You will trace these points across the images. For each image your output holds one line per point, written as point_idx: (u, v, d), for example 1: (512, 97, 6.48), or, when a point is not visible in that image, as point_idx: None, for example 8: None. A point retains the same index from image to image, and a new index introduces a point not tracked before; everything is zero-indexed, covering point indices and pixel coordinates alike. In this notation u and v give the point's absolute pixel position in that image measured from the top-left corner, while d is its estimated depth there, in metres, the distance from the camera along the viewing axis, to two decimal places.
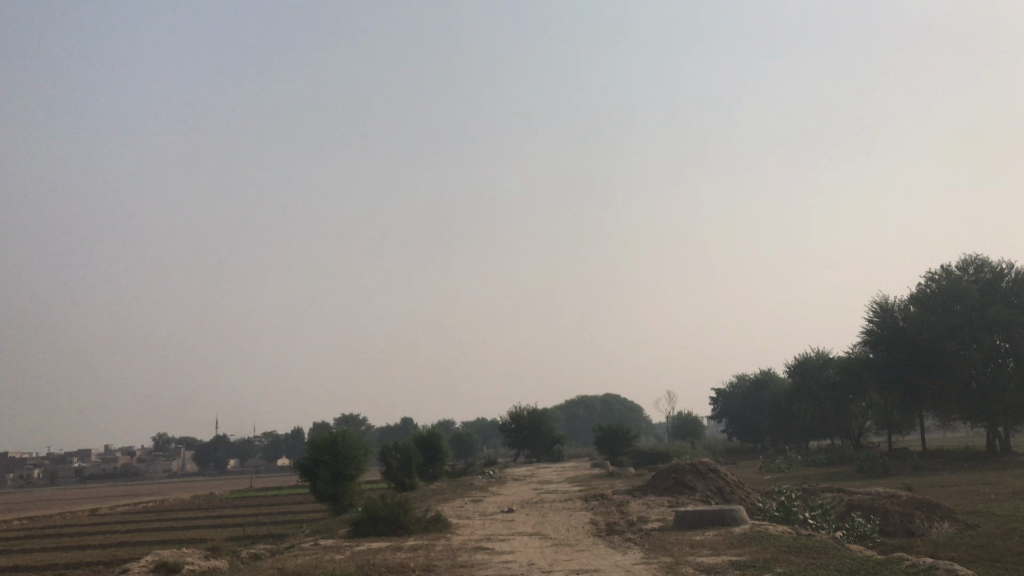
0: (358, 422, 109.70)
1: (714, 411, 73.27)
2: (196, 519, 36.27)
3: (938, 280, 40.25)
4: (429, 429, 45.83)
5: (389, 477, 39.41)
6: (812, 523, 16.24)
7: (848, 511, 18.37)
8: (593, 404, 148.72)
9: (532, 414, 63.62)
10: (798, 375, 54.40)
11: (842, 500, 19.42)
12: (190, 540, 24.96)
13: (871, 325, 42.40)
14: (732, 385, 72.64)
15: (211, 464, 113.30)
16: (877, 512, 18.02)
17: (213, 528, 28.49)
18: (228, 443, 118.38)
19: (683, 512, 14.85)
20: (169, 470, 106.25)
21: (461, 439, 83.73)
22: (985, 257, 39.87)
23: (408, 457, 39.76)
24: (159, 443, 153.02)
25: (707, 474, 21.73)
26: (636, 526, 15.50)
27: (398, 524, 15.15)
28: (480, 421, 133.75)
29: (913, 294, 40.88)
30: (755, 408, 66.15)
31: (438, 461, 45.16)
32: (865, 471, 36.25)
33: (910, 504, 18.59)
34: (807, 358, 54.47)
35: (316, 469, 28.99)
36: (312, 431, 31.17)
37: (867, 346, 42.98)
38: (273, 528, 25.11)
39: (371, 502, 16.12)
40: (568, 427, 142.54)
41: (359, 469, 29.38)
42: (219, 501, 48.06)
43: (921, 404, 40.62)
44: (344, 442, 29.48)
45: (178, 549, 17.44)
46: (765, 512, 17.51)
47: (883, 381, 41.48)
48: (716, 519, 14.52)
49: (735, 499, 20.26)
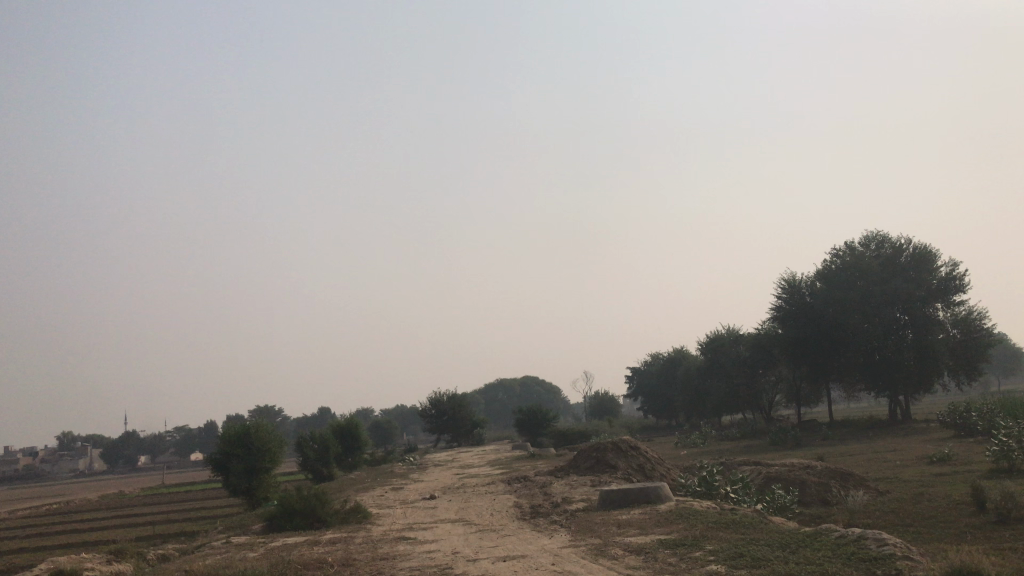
0: (275, 414, 107.37)
1: (630, 389, 74.28)
2: (103, 520, 34.61)
3: (843, 256, 41.52)
4: (347, 417, 44.95)
5: (307, 468, 38.45)
6: (734, 497, 16.38)
7: (767, 483, 18.63)
8: (512, 387, 149.33)
9: (451, 399, 63.20)
10: (710, 351, 55.47)
11: (760, 472, 19.70)
12: (95, 543, 23.67)
13: (780, 301, 43.39)
14: (647, 363, 73.72)
15: (120, 462, 109.25)
16: (794, 483, 18.30)
17: (120, 530, 27.17)
18: (138, 440, 114.24)
19: (607, 492, 14.70)
20: (76, 470, 101.93)
21: (381, 427, 82.71)
22: (886, 233, 41.32)
23: (326, 446, 38.81)
24: (64, 441, 146.73)
25: (628, 452, 21.76)
26: (560, 507, 15.31)
27: (315, 517, 14.56)
28: (399, 408, 132.75)
29: (819, 270, 42.02)
30: (669, 386, 67.29)
31: (356, 449, 44.36)
32: (777, 443, 37.19)
33: (825, 473, 18.95)
34: (718, 335, 55.55)
35: (228, 462, 27.92)
36: (224, 424, 30.06)
37: (775, 322, 44.03)
38: (184, 526, 24.07)
39: (286, 495, 15.45)
40: (487, 411, 142.80)
41: (274, 461, 28.46)
42: (128, 500, 46.10)
43: (827, 376, 41.88)
44: (257, 434, 28.50)
45: (78, 554, 16.40)
46: (687, 488, 17.56)
47: (791, 355, 42.57)
48: (641, 497, 14.43)
49: (656, 476, 20.33)
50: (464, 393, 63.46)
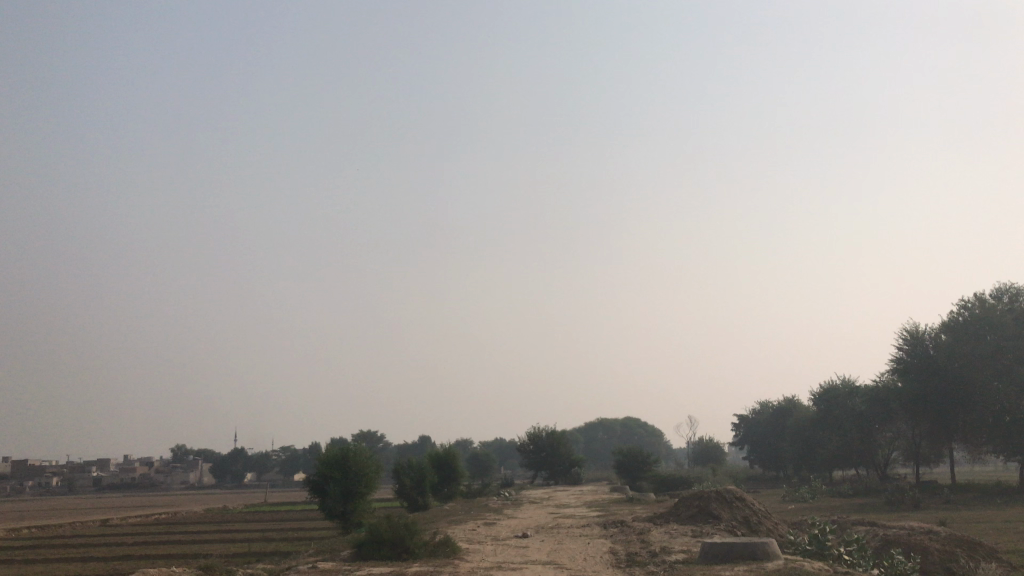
0: (377, 440, 108.94)
1: (735, 437, 71.71)
2: (206, 533, 35.44)
3: (971, 309, 38.94)
4: (445, 448, 44.91)
5: (402, 495, 38.44)
6: (848, 559, 15.20)
7: (885, 547, 17.24)
8: (612, 428, 146.99)
9: (551, 435, 62.55)
10: (822, 404, 52.88)
11: (877, 534, 18.27)
12: (194, 555, 24.15)
13: (901, 353, 40.91)
14: (754, 411, 71.06)
15: (228, 477, 112.88)
16: (915, 549, 16.86)
17: (219, 544, 27.72)
18: (247, 457, 117.99)
19: (709, 544, 13.82)
20: (187, 482, 105.88)
21: (479, 459, 82.60)
22: (1020, 285, 38.64)
23: (422, 475, 38.71)
24: (179, 453, 153.19)
25: (733, 503, 20.64)
26: (658, 557, 14.51)
27: (403, 548, 14.24)
28: (499, 441, 132.72)
29: (945, 323, 39.52)
30: (778, 436, 64.59)
31: (453, 481, 44.18)
32: (893, 503, 34.92)
33: (950, 541, 17.40)
34: (833, 386, 53.00)
35: (326, 485, 28.11)
36: (325, 446, 30.40)
37: (895, 375, 41.53)
38: (280, 546, 24.29)
39: (375, 522, 15.18)
40: (586, 450, 141.02)
41: (370, 486, 28.51)
42: (232, 515, 47.23)
43: (951, 436, 39.15)
44: (355, 458, 28.64)
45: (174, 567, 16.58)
46: (796, 546, 16.40)
47: (911, 411, 40.00)
48: (746, 553, 13.50)
49: (763, 531, 19.16)
50: (564, 430, 62.68)
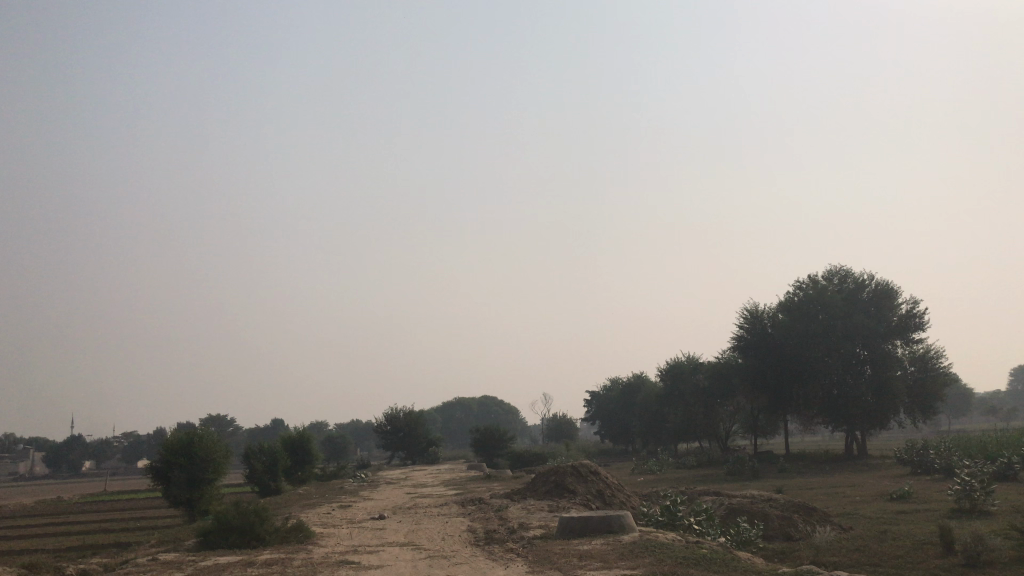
0: (227, 424, 104.90)
1: (588, 413, 73.64)
2: (36, 527, 32.91)
3: (805, 289, 41.42)
4: (299, 430, 43.69)
5: (253, 480, 37.07)
6: (698, 528, 15.77)
7: (730, 515, 18.01)
8: (470, 407, 147.95)
9: (408, 415, 62.12)
10: (669, 379, 54.99)
11: (722, 503, 19.08)
12: (18, 552, 22.27)
13: (742, 331, 43.02)
14: (606, 388, 73.11)
15: (63, 466, 105.71)
16: (757, 515, 17.73)
17: (49, 538, 25.78)
18: (84, 445, 110.86)
19: (567, 519, 13.96)
20: (16, 474, 98.46)
21: (334, 441, 81.00)
22: (849, 268, 41.37)
23: (274, 459, 37.43)
24: (6, 443, 142.28)
25: (587, 477, 21.02)
26: (516, 534, 14.50)
27: (253, 534, 13.61)
28: (354, 422, 130.99)
29: (782, 302, 41.82)
30: (628, 411, 66.74)
31: (307, 463, 43.05)
32: (735, 473, 36.74)
33: (788, 507, 18.39)
34: (678, 362, 55.20)
35: (169, 472, 26.65)
36: (168, 431, 28.82)
37: (736, 352, 43.63)
38: (119, 537, 22.81)
39: (222, 510, 14.41)
40: (443, 429, 141.40)
41: (218, 472, 27.25)
42: (67, 506, 44.21)
43: (785, 409, 41.56)
44: (201, 443, 27.27)
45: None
46: (648, 517, 16.86)
47: (750, 385, 42.20)
48: (602, 527, 13.70)
49: (616, 504, 19.64)
50: (422, 410, 62.41)
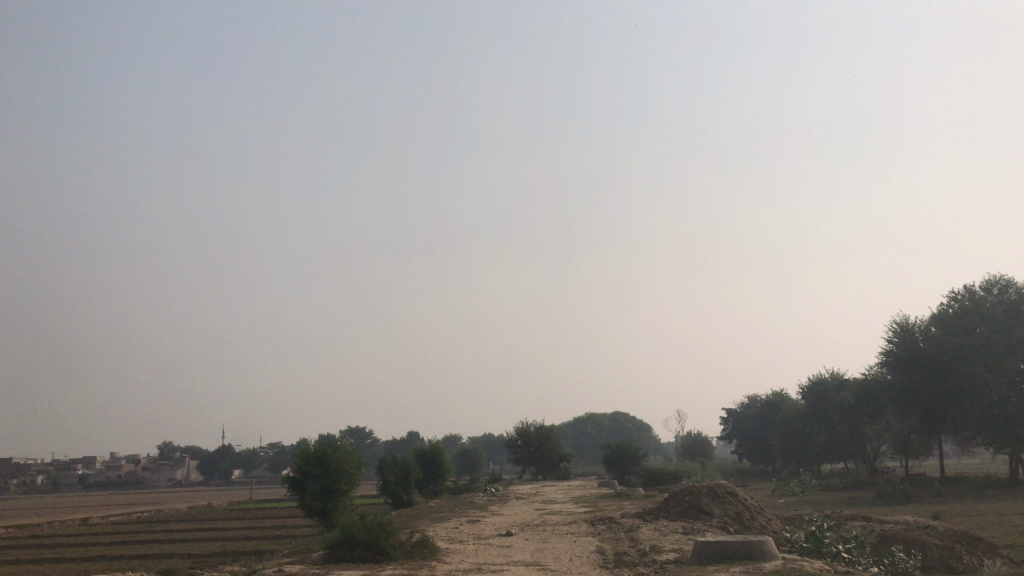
0: (366, 436, 108.05)
1: (724, 431, 71.22)
2: (187, 531, 34.51)
3: (961, 301, 38.42)
4: (431, 444, 44.11)
5: (386, 492, 37.57)
6: (848, 557, 14.55)
7: (883, 544, 16.57)
8: (601, 423, 146.64)
9: (539, 430, 61.84)
10: (811, 397, 52.34)
11: (873, 530, 17.60)
12: (168, 555, 23.30)
13: (890, 346, 40.28)
14: (742, 405, 70.53)
15: (215, 474, 111.75)
16: (913, 544, 16.22)
17: (195, 543, 26.87)
18: (234, 454, 116.86)
19: (701, 543, 13.10)
20: (174, 480, 104.82)
21: (466, 454, 81.74)
22: (1010, 277, 38.15)
23: (407, 472, 37.78)
24: (165, 451, 152.04)
25: (725, 498, 19.94)
26: (648, 557, 13.75)
27: (378, 549, 13.48)
28: (486, 436, 132.17)
29: (935, 315, 38.90)
30: (767, 429, 64.05)
31: (439, 477, 43.34)
32: (884, 496, 34.33)
33: (949, 536, 16.76)
34: (820, 379, 52.47)
35: (305, 482, 27.26)
36: (305, 443, 29.54)
37: (884, 367, 40.91)
38: (258, 545, 23.45)
39: (349, 521, 14.38)
40: (574, 445, 140.69)
41: (351, 483, 27.71)
42: (216, 513, 46.30)
43: (940, 429, 38.59)
44: (334, 455, 27.74)
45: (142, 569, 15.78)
46: (792, 543, 15.70)
47: (901, 404, 39.38)
48: (741, 552, 12.77)
49: (756, 527, 18.48)
50: (553, 424, 62.01)
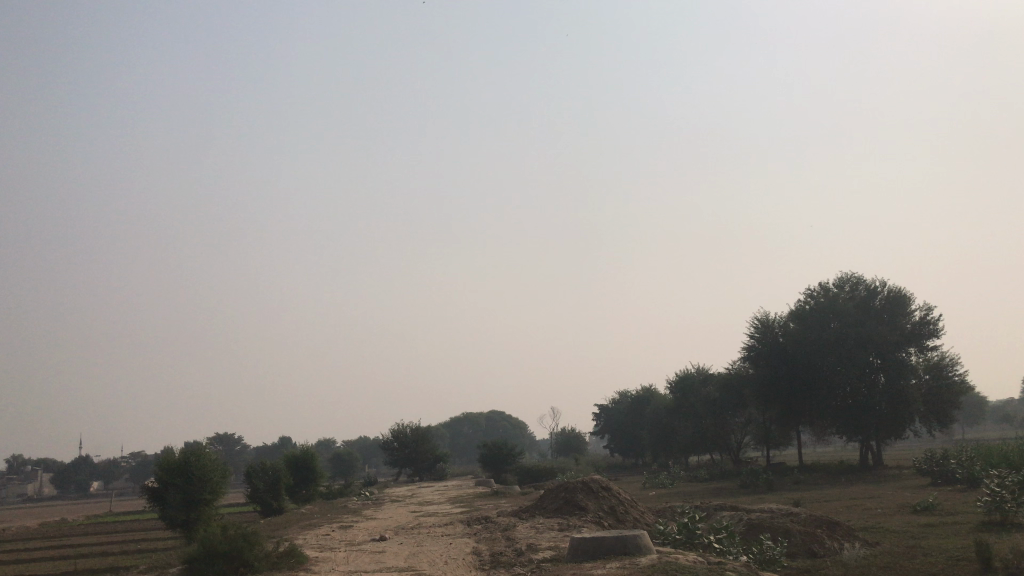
0: (235, 442, 104.14)
1: (597, 426, 72.46)
2: (34, 550, 32.10)
3: (816, 297, 40.40)
4: (303, 448, 42.75)
5: (255, 500, 36.10)
6: (719, 547, 14.87)
7: (750, 532, 17.05)
8: (478, 421, 146.90)
9: (415, 431, 61.14)
10: (679, 392, 53.93)
11: (741, 519, 18.10)
12: None
13: (752, 341, 41.93)
14: (615, 401, 72.02)
15: (70, 488, 105.08)
16: (779, 532, 16.73)
17: (40, 562, 24.90)
18: (91, 465, 110.27)
19: (578, 540, 13.03)
20: (24, 495, 97.97)
21: (341, 458, 79.94)
22: (860, 274, 40.37)
23: (277, 477, 36.39)
24: (13, 464, 141.84)
25: (599, 493, 20.08)
26: (525, 556, 13.58)
27: (241, 561, 12.71)
28: (362, 439, 129.91)
29: (793, 311, 40.77)
30: (638, 424, 65.61)
31: (311, 482, 42.06)
32: (749, 486, 35.64)
33: (811, 521, 17.40)
34: (688, 374, 54.16)
35: (165, 493, 25.78)
36: (165, 452, 27.94)
37: (747, 362, 42.55)
38: (113, 561, 21.95)
39: (210, 533, 13.55)
40: (451, 444, 140.36)
41: (216, 492, 26.38)
42: (69, 528, 43.38)
43: (798, 419, 40.43)
44: (197, 463, 26.31)
45: None
46: (665, 535, 15.92)
47: (763, 396, 41.06)
48: (617, 547, 12.79)
49: (630, 521, 18.68)
50: (429, 425, 61.44)
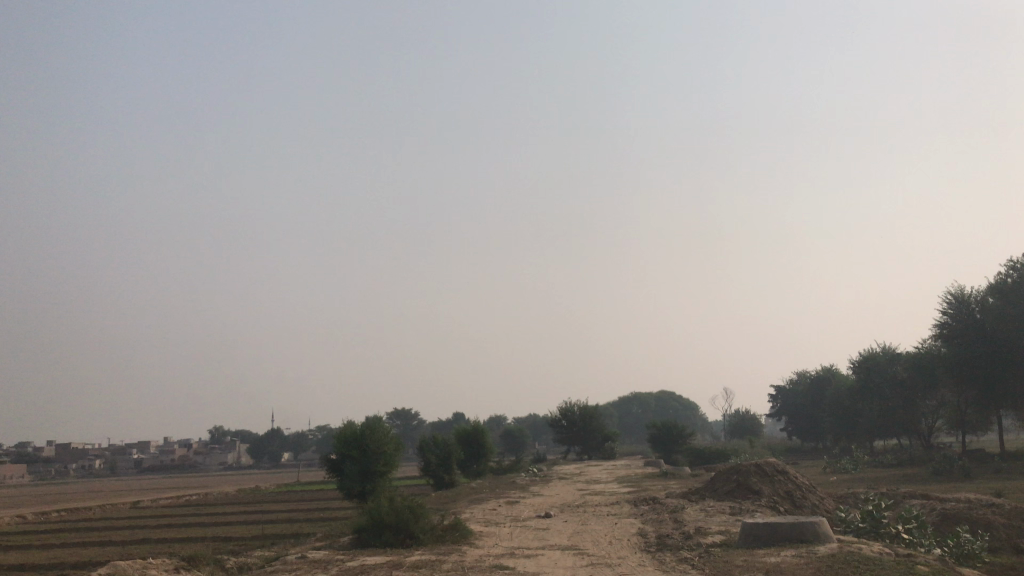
0: (412, 419, 108.29)
1: (772, 408, 69.76)
2: (232, 514, 34.67)
3: (1020, 270, 36.61)
4: (474, 424, 43.68)
5: (428, 473, 37.24)
6: (908, 538, 13.67)
7: (945, 524, 15.60)
8: (647, 402, 145.43)
9: (583, 409, 61.13)
10: (862, 372, 50.79)
11: (933, 509, 16.60)
12: (208, 537, 23.31)
13: (945, 317, 38.64)
14: (792, 382, 68.94)
15: (265, 458, 113.35)
16: (979, 524, 15.20)
17: (235, 526, 26.78)
18: (283, 437, 118.21)
19: (751, 526, 12.31)
20: (226, 464, 106.53)
21: (511, 435, 81.29)
22: None
23: (449, 452, 37.34)
24: (216, 435, 154.95)
25: (774, 476, 19.05)
26: (693, 540, 12.97)
27: (407, 533, 12.97)
28: (531, 417, 131.76)
29: (992, 285, 37.17)
30: (817, 406, 62.40)
31: (481, 457, 42.93)
32: (941, 473, 33.04)
33: (1016, 514, 15.70)
34: (872, 353, 50.92)
35: (344, 464, 26.99)
36: (344, 425, 29.21)
37: (939, 340, 39.30)
38: (296, 527, 23.25)
39: (378, 505, 13.90)
40: (620, 424, 139.78)
41: (390, 465, 27.33)
42: (263, 495, 46.59)
43: (999, 403, 36.97)
44: (373, 436, 27.32)
45: (151, 558, 15.52)
46: (848, 524, 14.84)
47: (957, 377, 37.83)
48: (793, 534, 11.98)
49: (808, 507, 17.58)
50: (597, 404, 61.24)
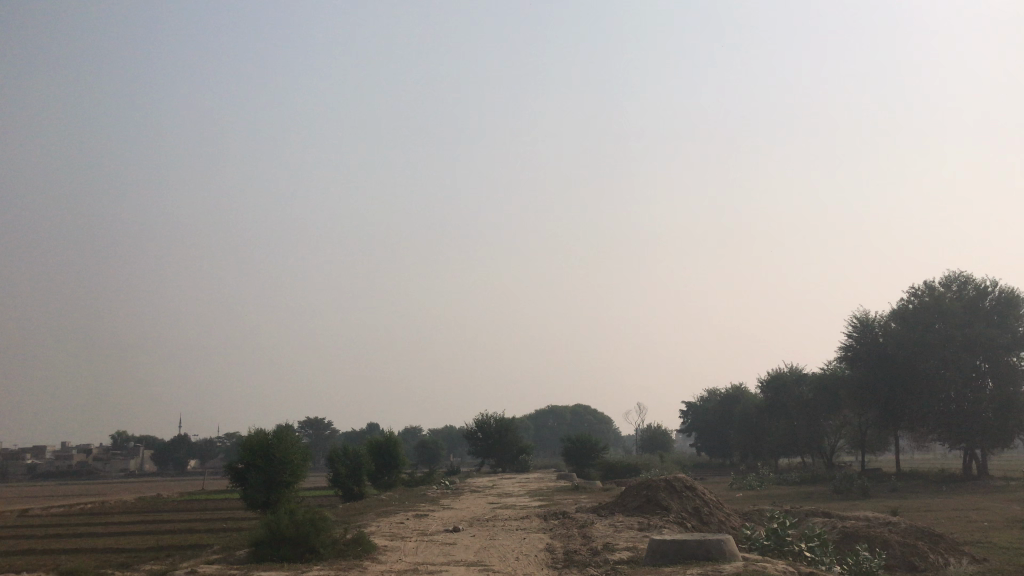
0: (326, 427, 106.20)
1: (684, 424, 70.93)
2: (129, 524, 33.13)
3: (920, 297, 38.13)
4: (386, 435, 42.97)
5: (337, 484, 36.38)
6: (810, 556, 13.85)
7: (844, 542, 15.90)
8: (563, 415, 146.29)
9: (499, 422, 60.95)
10: (769, 391, 52.03)
11: (834, 526, 16.94)
12: (99, 549, 22.16)
13: (850, 340, 39.89)
14: (703, 399, 70.24)
15: (170, 464, 109.52)
16: (876, 542, 15.54)
17: (130, 536, 25.59)
18: (190, 444, 114.31)
19: (659, 542, 12.26)
20: (128, 471, 102.40)
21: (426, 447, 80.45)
22: (969, 274, 37.91)
23: (359, 463, 36.58)
24: (119, 440, 148.99)
25: (682, 492, 19.18)
26: (600, 556, 12.87)
27: (307, 546, 12.48)
28: (447, 428, 130.98)
29: (895, 311, 38.57)
30: (726, 423, 63.73)
31: (393, 468, 42.22)
32: (841, 491, 34.00)
33: (911, 533, 16.14)
34: (780, 373, 52.21)
35: (247, 473, 26.08)
36: (250, 433, 28.25)
37: (843, 362, 40.54)
38: (195, 538, 22.33)
39: (278, 517, 13.36)
40: (535, 437, 140.18)
41: (296, 474, 26.58)
42: (164, 505, 44.79)
43: (897, 424, 38.31)
44: (280, 446, 26.50)
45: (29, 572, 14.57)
46: (752, 541, 14.98)
47: (860, 399, 39.06)
48: (699, 551, 11.97)
49: (714, 523, 17.74)
50: (513, 417, 61.16)
